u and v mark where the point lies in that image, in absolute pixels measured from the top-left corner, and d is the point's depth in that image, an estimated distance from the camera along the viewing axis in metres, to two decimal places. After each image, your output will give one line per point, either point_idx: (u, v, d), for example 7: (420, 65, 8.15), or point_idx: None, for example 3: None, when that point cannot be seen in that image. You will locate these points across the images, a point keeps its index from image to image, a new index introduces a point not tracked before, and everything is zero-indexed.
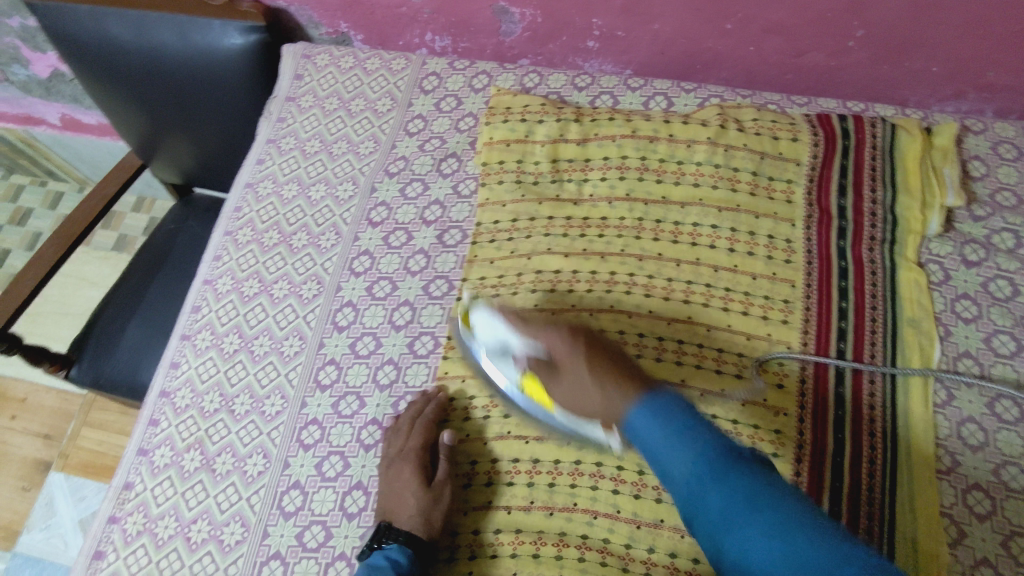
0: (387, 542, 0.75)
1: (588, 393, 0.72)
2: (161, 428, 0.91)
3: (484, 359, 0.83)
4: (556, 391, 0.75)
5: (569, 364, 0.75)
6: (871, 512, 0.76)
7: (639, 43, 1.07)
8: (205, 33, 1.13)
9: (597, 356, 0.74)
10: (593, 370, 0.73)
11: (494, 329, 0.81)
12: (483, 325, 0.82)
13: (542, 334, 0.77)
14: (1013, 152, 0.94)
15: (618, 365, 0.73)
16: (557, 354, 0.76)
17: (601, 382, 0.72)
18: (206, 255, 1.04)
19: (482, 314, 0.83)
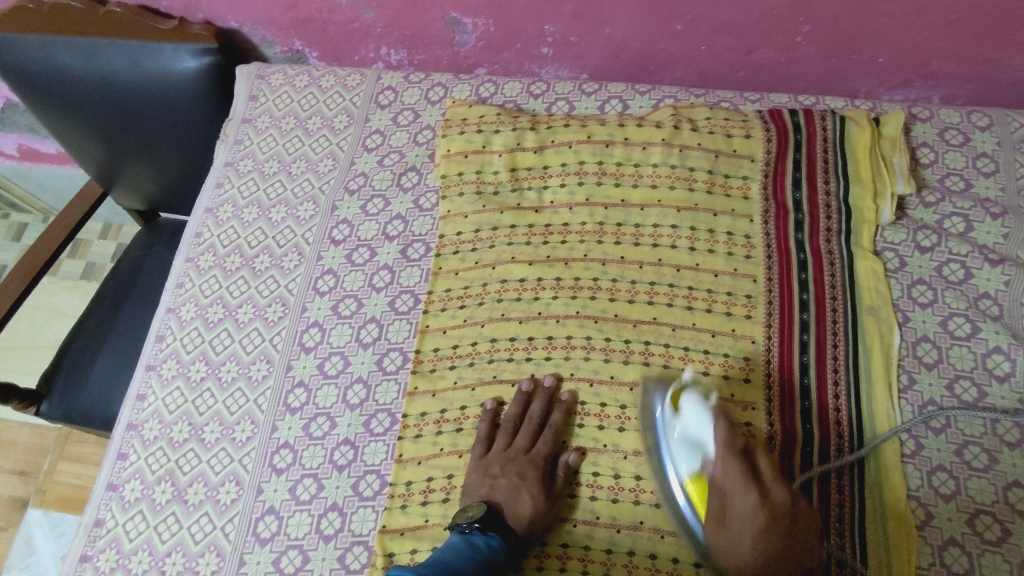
0: (491, 530, 0.75)
1: (736, 555, 0.68)
2: (130, 462, 0.90)
3: (667, 436, 0.79)
4: (711, 526, 0.71)
5: (742, 521, 0.68)
6: (841, 499, 0.77)
7: (592, 48, 1.08)
8: (158, 59, 1.13)
9: (778, 532, 0.66)
10: (762, 535, 0.66)
11: (699, 429, 0.74)
12: (690, 416, 0.75)
13: (736, 478, 0.69)
14: (959, 137, 0.96)
15: (788, 557, 0.66)
16: (736, 502, 0.69)
17: (759, 559, 0.66)
18: (168, 283, 1.03)
19: (697, 408, 0.75)
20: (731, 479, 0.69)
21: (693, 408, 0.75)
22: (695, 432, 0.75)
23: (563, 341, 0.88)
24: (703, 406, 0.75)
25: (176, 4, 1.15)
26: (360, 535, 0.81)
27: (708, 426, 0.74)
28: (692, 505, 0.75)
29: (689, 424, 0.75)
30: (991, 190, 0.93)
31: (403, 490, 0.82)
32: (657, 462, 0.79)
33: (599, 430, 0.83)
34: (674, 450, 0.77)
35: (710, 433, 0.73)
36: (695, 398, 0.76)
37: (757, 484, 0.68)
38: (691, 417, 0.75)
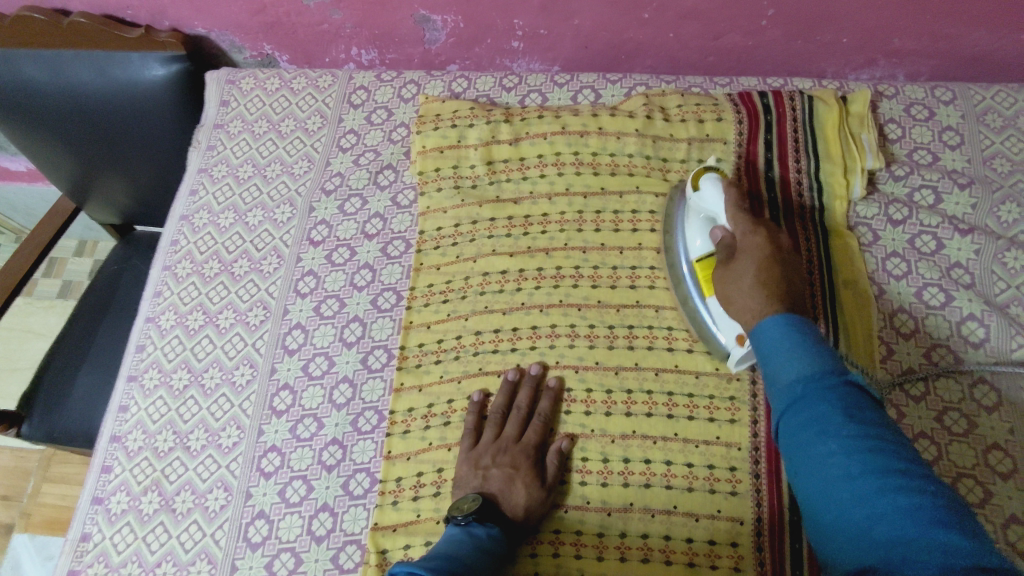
0: (490, 522, 0.74)
1: (736, 290, 0.73)
2: (115, 475, 0.88)
3: (684, 223, 0.87)
4: (718, 276, 0.77)
5: (747, 254, 0.74)
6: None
7: (562, 40, 1.08)
8: (125, 67, 1.12)
9: (774, 264, 0.73)
10: (762, 263, 0.73)
11: (710, 201, 0.81)
12: (705, 193, 0.82)
13: (744, 223, 0.77)
14: (924, 112, 0.98)
15: (786, 282, 0.71)
16: (743, 244, 0.76)
17: (756, 281, 0.71)
18: (146, 292, 1.01)
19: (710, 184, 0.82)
20: (738, 225, 0.77)
21: (707, 184, 0.82)
22: (708, 204, 0.82)
23: (547, 330, 0.88)
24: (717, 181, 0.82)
25: (141, 12, 1.13)
26: (352, 534, 0.81)
27: (718, 195, 0.81)
28: (696, 282, 0.84)
29: (703, 196, 0.83)
30: (957, 162, 0.95)
31: (394, 487, 0.82)
32: (673, 254, 0.88)
33: (586, 416, 0.84)
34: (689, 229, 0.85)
35: (719, 200, 0.80)
36: (712, 175, 0.83)
37: (762, 226, 0.76)
38: (705, 192, 0.82)
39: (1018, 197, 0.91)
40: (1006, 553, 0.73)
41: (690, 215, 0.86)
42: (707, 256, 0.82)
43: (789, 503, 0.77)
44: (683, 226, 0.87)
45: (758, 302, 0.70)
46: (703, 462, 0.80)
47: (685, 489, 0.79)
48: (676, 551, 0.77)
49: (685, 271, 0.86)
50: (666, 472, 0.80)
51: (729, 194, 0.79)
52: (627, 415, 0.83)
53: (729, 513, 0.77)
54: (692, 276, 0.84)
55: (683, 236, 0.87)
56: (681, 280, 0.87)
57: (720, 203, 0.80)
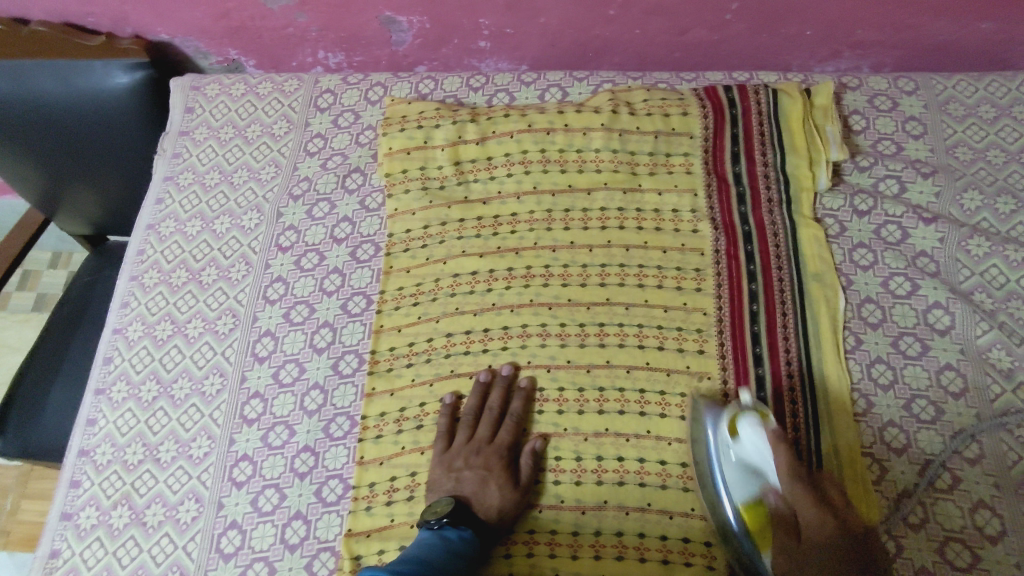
0: (463, 525, 0.74)
1: None
2: (83, 489, 0.87)
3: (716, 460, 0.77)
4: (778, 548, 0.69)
5: (818, 545, 0.67)
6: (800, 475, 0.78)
7: (529, 38, 1.08)
8: (89, 76, 1.10)
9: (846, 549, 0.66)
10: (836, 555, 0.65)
11: (758, 454, 0.73)
12: (751, 444, 0.74)
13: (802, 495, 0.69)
14: (888, 102, 0.99)
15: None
16: (810, 526, 0.68)
17: None
18: (113, 303, 1.00)
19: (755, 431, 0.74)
20: (803, 500, 0.69)
21: (749, 430, 0.74)
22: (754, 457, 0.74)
23: (518, 330, 0.88)
24: (760, 426, 0.74)
25: (102, 19, 1.11)
26: (325, 541, 0.81)
27: (767, 447, 0.73)
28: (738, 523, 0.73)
29: (747, 444, 0.74)
30: (921, 151, 0.96)
31: (367, 492, 0.82)
32: (700, 475, 0.78)
33: (559, 415, 0.83)
34: (727, 471, 0.75)
35: (770, 457, 0.72)
36: (750, 417, 0.75)
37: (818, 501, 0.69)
38: (749, 440, 0.74)
39: (980, 184, 0.92)
40: (974, 537, 0.74)
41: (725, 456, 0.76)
42: (756, 515, 0.72)
43: None
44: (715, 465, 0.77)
45: None
46: (676, 460, 0.80)
47: (659, 487, 0.79)
48: (651, 547, 0.77)
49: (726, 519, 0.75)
50: (639, 469, 0.80)
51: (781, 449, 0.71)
52: (600, 413, 0.83)
53: (702, 510, 0.78)
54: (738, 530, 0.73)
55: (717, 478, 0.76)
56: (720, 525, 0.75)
57: (770, 458, 0.72)
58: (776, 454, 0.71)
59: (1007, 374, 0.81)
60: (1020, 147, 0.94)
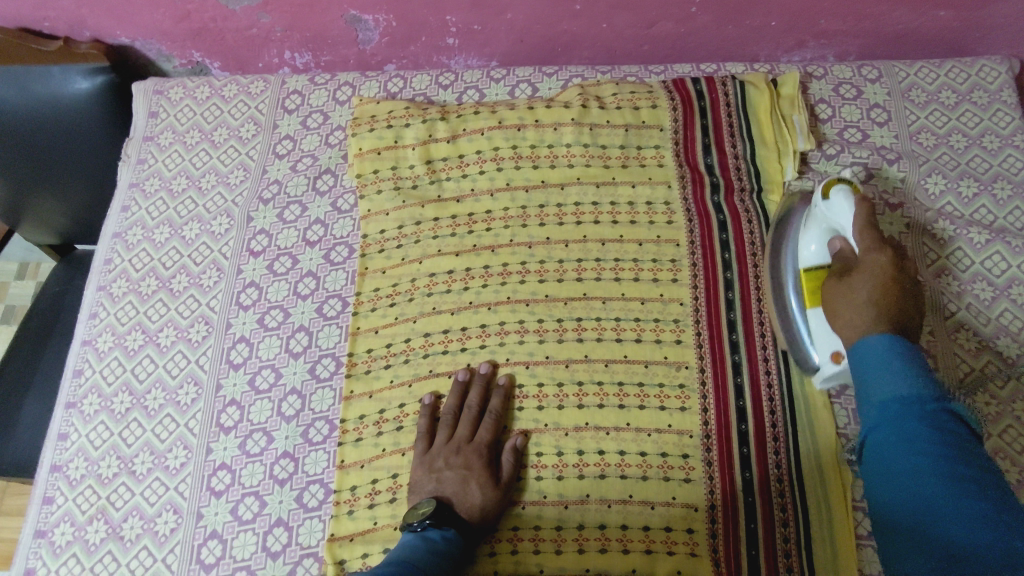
0: (445, 525, 0.74)
1: (844, 310, 0.72)
2: (57, 505, 0.85)
3: (798, 228, 0.83)
4: (828, 292, 0.75)
5: (866, 277, 0.72)
6: (778, 460, 0.79)
7: (497, 35, 1.08)
8: (47, 82, 1.08)
9: (894, 288, 0.71)
10: (882, 290, 0.70)
11: (839, 216, 0.77)
12: (836, 204, 0.78)
13: (870, 242, 0.73)
14: (852, 91, 1.01)
15: (900, 314, 0.70)
16: (866, 263, 0.73)
17: (870, 309, 0.70)
18: (81, 314, 0.98)
19: (846, 198, 0.77)
20: (864, 246, 0.74)
21: (838, 194, 0.78)
22: (835, 219, 0.78)
23: (496, 327, 0.88)
24: (851, 198, 0.77)
25: (58, 24, 1.08)
26: (308, 547, 0.80)
27: (850, 210, 0.76)
28: (798, 282, 0.81)
29: (831, 205, 0.78)
30: (885, 138, 0.97)
31: (348, 496, 0.81)
32: (778, 242, 0.85)
33: (540, 410, 0.83)
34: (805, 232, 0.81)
35: (848, 217, 0.76)
36: (844, 186, 0.78)
37: (889, 248, 0.73)
38: (835, 203, 0.78)
39: (943, 169, 0.94)
40: None
41: (808, 221, 0.81)
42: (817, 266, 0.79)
43: (740, 486, 0.79)
44: (794, 233, 0.84)
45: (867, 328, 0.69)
46: (656, 450, 0.80)
47: (640, 478, 0.80)
48: (634, 540, 0.77)
49: (789, 274, 0.82)
50: (620, 462, 0.80)
51: (863, 210, 0.75)
52: (580, 407, 0.83)
53: (683, 500, 0.78)
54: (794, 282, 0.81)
55: (792, 242, 0.83)
56: (779, 287, 0.83)
57: (850, 219, 0.76)
58: (859, 214, 0.75)
59: (974, 353, 0.84)
60: (981, 131, 0.97)
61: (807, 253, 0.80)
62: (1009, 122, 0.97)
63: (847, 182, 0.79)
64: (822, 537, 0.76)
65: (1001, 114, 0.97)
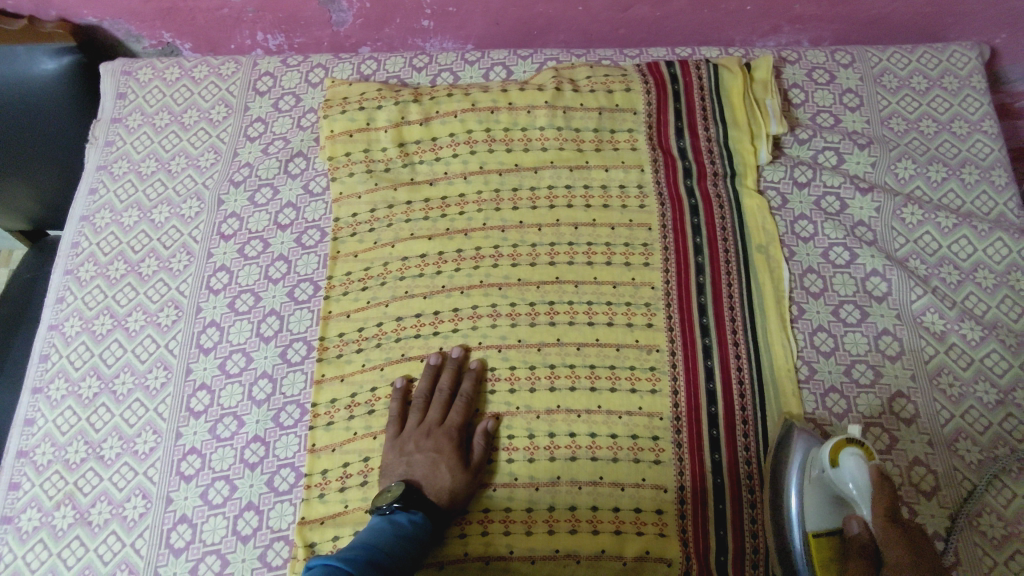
0: (414, 508, 0.73)
1: None
2: (24, 491, 0.84)
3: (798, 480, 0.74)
4: None
5: None
6: (746, 443, 0.80)
7: (472, 17, 1.07)
8: (12, 62, 1.05)
9: None
10: None
11: (850, 487, 0.69)
12: (845, 473, 0.69)
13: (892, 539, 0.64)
14: (825, 76, 1.01)
15: None
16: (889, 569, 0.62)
17: None
18: (48, 299, 0.96)
19: (858, 467, 0.68)
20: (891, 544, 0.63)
21: (848, 460, 0.69)
22: (845, 488, 0.69)
23: (468, 312, 0.87)
24: (862, 462, 0.69)
25: (22, 3, 1.06)
26: (279, 530, 0.80)
27: (864, 485, 0.68)
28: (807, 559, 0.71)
29: (842, 473, 0.69)
30: (857, 123, 0.98)
31: (320, 479, 0.81)
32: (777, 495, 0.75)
33: (511, 393, 0.84)
34: (809, 495, 0.72)
35: (864, 492, 0.68)
36: (856, 451, 0.70)
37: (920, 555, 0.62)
38: (846, 471, 0.69)
39: (913, 153, 0.95)
40: (910, 494, 0.77)
41: (813, 478, 0.73)
42: None
43: (710, 467, 0.79)
44: (795, 481, 0.74)
45: None
46: (627, 432, 0.81)
47: (610, 460, 0.80)
48: (603, 520, 0.78)
49: (794, 538, 0.72)
50: (590, 444, 0.81)
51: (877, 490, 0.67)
52: (551, 390, 0.83)
53: (653, 481, 0.79)
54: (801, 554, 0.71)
55: (794, 493, 0.74)
56: (784, 547, 0.73)
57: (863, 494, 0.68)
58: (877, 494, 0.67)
59: (940, 337, 0.84)
60: (950, 116, 0.97)
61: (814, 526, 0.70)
62: (978, 107, 0.98)
63: (857, 445, 0.71)
64: None
65: (970, 100, 0.98)
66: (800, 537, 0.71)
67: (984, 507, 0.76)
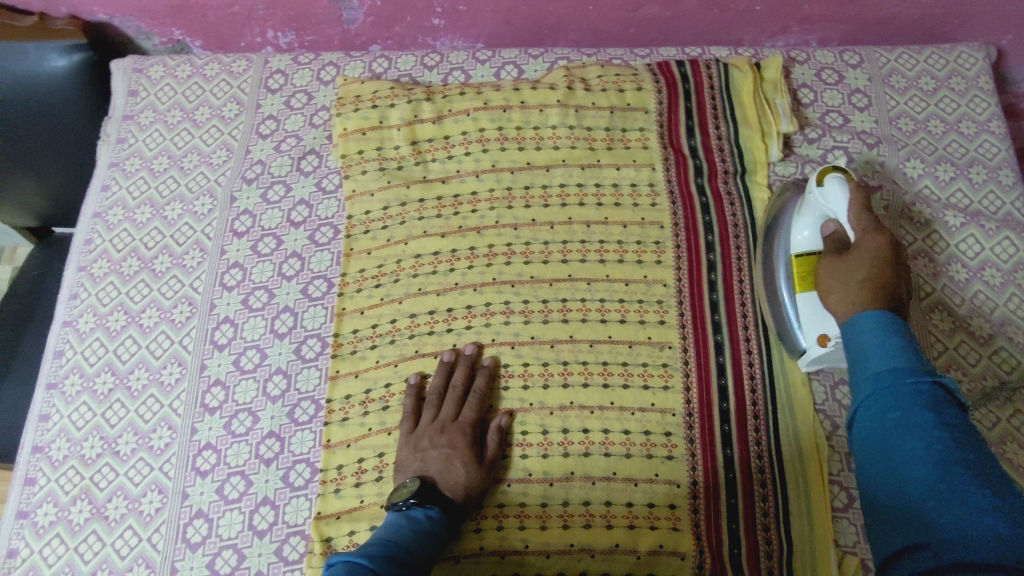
0: (429, 502, 0.74)
1: (837, 284, 0.73)
2: (40, 486, 0.84)
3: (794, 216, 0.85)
4: (822, 270, 0.77)
5: (862, 252, 0.73)
6: (758, 437, 0.81)
7: (483, 16, 1.07)
8: (20, 59, 1.04)
9: (884, 269, 0.72)
10: (875, 266, 0.72)
11: (833, 202, 0.79)
12: (828, 191, 0.80)
13: (863, 225, 0.75)
14: (834, 76, 1.02)
15: (890, 289, 0.71)
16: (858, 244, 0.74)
17: (863, 283, 0.71)
18: (61, 295, 0.97)
19: (838, 184, 0.79)
20: (860, 226, 0.75)
21: (831, 181, 0.80)
22: (826, 205, 0.80)
23: (481, 308, 0.88)
24: (844, 182, 0.79)
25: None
26: (295, 525, 0.80)
27: (842, 197, 0.78)
28: (790, 277, 0.83)
29: (824, 191, 0.80)
30: (866, 123, 0.99)
31: (335, 475, 0.82)
32: (772, 238, 0.87)
33: (525, 390, 0.84)
34: (798, 221, 0.84)
35: (842, 203, 0.78)
36: (839, 173, 0.80)
37: (886, 232, 0.74)
38: (828, 189, 0.80)
39: (922, 153, 0.96)
40: None
41: (803, 208, 0.84)
42: (807, 257, 0.82)
43: (722, 462, 0.80)
44: (788, 224, 0.86)
45: (860, 299, 0.70)
46: (639, 429, 0.82)
47: (623, 456, 0.81)
48: (617, 516, 0.79)
49: (780, 263, 0.85)
50: (603, 440, 0.82)
51: (854, 197, 0.78)
52: (564, 387, 0.84)
53: (666, 476, 0.80)
54: (785, 272, 0.84)
55: (786, 232, 0.86)
56: (772, 274, 0.86)
57: (840, 206, 0.78)
58: (852, 199, 0.77)
59: (948, 333, 0.85)
60: (958, 117, 0.98)
61: (800, 238, 0.82)
62: (985, 108, 0.99)
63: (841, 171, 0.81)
64: (799, 512, 0.78)
65: (977, 101, 0.99)
66: (785, 260, 0.84)
67: None
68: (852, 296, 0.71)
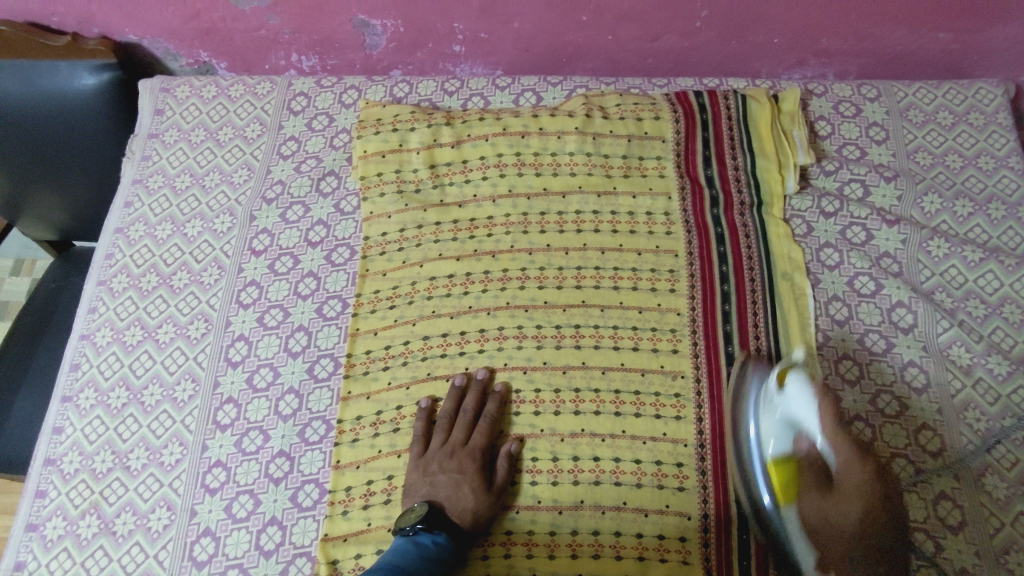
0: (437, 528, 0.74)
1: (839, 528, 0.71)
2: (50, 500, 0.85)
3: (756, 416, 0.78)
4: (809, 501, 0.73)
5: (849, 489, 0.72)
6: None
7: (503, 43, 1.09)
8: (53, 77, 1.08)
9: (876, 504, 0.72)
10: (868, 505, 0.71)
11: (802, 413, 0.74)
12: (795, 401, 0.75)
13: (846, 453, 0.72)
14: (852, 109, 1.02)
15: (889, 529, 0.71)
16: (844, 477, 0.72)
17: (866, 528, 0.71)
18: (80, 308, 0.98)
19: (805, 394, 0.74)
20: (843, 456, 0.72)
21: (798, 391, 0.75)
22: (794, 415, 0.75)
23: (494, 332, 0.88)
24: (809, 388, 0.75)
25: (67, 19, 1.09)
26: (301, 547, 0.80)
27: (811, 409, 0.74)
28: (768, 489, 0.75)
29: (792, 401, 0.75)
30: (884, 156, 0.99)
31: (343, 496, 0.81)
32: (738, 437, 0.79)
33: (536, 416, 0.84)
34: (765, 428, 0.77)
35: (814, 416, 0.73)
36: (799, 374, 0.76)
37: (867, 460, 0.73)
38: (796, 399, 0.75)
39: (939, 188, 0.96)
40: (936, 527, 0.76)
41: (768, 412, 0.77)
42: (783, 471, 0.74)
43: (734, 496, 0.79)
44: (755, 420, 0.78)
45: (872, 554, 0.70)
46: (650, 458, 0.81)
47: (634, 485, 0.80)
48: (626, 546, 0.78)
49: (755, 470, 0.77)
50: (614, 469, 0.81)
51: (824, 411, 0.73)
52: (576, 414, 0.83)
53: (676, 508, 0.79)
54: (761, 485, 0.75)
55: (754, 433, 0.78)
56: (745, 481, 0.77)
57: (810, 418, 0.74)
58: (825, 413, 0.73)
59: (965, 371, 0.84)
60: (976, 152, 0.98)
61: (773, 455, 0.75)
62: (1004, 144, 0.98)
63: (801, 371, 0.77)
64: None
65: (996, 136, 0.99)
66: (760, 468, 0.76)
67: (1013, 544, 0.75)
68: (860, 545, 0.70)
